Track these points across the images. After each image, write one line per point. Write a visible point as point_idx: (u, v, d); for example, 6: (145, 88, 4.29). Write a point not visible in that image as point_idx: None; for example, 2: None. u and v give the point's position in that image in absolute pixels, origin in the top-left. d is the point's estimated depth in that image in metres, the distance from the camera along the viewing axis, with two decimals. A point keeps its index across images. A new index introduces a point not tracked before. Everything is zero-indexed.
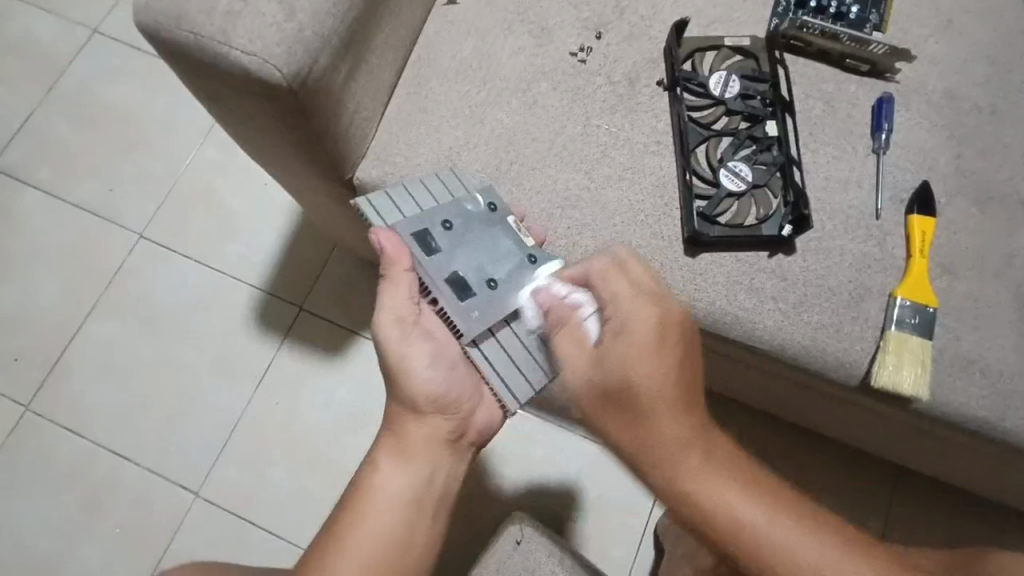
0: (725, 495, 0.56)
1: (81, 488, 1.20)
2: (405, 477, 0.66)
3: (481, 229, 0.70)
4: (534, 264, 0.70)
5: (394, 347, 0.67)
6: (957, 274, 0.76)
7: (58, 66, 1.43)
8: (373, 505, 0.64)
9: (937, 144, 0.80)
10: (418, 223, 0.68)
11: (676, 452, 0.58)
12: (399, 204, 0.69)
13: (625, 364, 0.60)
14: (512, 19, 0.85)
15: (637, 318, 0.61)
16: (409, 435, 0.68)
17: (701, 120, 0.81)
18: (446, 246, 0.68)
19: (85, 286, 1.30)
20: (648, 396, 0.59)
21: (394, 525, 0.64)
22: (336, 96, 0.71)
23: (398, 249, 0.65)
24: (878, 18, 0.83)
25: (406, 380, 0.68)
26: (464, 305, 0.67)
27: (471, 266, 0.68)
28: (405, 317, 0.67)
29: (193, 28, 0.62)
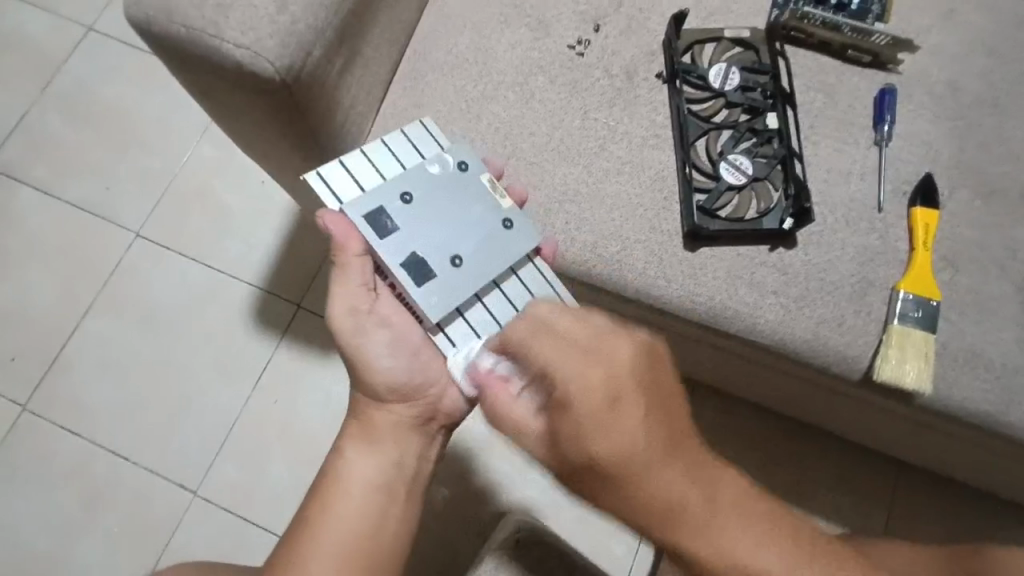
0: (744, 559, 0.49)
1: (80, 487, 1.20)
2: (373, 466, 0.67)
3: (446, 196, 0.67)
4: (509, 228, 0.68)
5: (351, 338, 0.67)
6: (960, 267, 0.75)
7: (53, 64, 1.42)
8: (344, 494, 0.65)
9: (940, 136, 0.79)
10: (372, 201, 0.65)
11: (675, 514, 0.50)
12: (357, 182, 0.67)
13: (586, 440, 0.51)
14: (508, 13, 0.84)
15: (581, 385, 0.53)
16: (375, 423, 0.68)
17: (700, 112, 0.80)
18: (403, 224, 0.65)
19: (82, 285, 1.30)
20: (622, 467, 0.50)
21: (367, 511, 0.65)
22: (330, 90, 0.70)
23: (347, 233, 0.64)
24: (879, 8, 0.82)
25: (366, 370, 0.68)
26: (423, 290, 0.64)
27: (432, 242, 0.65)
28: (359, 306, 0.67)
29: (184, 21, 0.61)
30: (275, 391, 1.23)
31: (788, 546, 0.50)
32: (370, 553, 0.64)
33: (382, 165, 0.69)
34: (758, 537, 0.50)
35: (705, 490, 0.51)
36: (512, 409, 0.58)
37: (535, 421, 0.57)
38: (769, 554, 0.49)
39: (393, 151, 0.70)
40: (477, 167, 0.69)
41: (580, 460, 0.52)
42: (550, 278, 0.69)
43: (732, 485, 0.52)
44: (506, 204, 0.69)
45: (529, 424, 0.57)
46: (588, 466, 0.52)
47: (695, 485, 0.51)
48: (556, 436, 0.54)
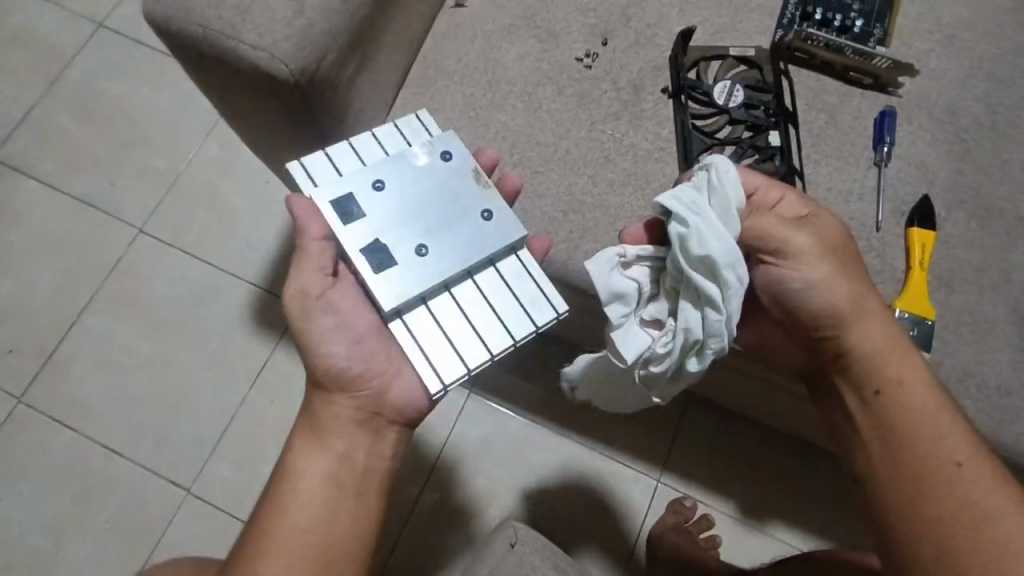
0: (912, 370, 0.65)
1: (73, 482, 1.20)
2: (322, 462, 0.67)
3: (421, 183, 0.67)
4: (488, 219, 0.66)
5: (301, 325, 0.68)
6: (955, 288, 0.76)
7: (62, 59, 1.43)
8: (292, 492, 0.65)
9: (939, 158, 0.80)
10: (342, 187, 0.65)
11: (873, 305, 0.66)
12: (336, 166, 0.68)
13: (837, 230, 0.66)
14: (518, 24, 0.86)
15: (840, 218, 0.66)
16: (320, 416, 0.68)
17: (705, 128, 0.82)
18: (370, 212, 0.65)
19: (83, 279, 1.30)
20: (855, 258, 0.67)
21: (315, 507, 0.65)
22: (342, 92, 0.71)
23: (306, 213, 0.65)
24: (881, 32, 0.84)
25: (313, 360, 0.68)
26: (378, 276, 0.63)
27: (397, 230, 0.65)
28: (309, 290, 0.67)
29: (202, 21, 0.62)
30: (273, 390, 1.23)
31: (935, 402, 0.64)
32: (324, 546, 0.63)
33: (366, 152, 0.69)
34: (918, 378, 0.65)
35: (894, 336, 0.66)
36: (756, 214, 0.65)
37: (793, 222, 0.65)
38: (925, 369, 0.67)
39: (380, 141, 0.70)
40: (464, 155, 0.68)
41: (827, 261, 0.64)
42: (535, 274, 0.67)
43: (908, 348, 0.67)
44: (489, 193, 0.67)
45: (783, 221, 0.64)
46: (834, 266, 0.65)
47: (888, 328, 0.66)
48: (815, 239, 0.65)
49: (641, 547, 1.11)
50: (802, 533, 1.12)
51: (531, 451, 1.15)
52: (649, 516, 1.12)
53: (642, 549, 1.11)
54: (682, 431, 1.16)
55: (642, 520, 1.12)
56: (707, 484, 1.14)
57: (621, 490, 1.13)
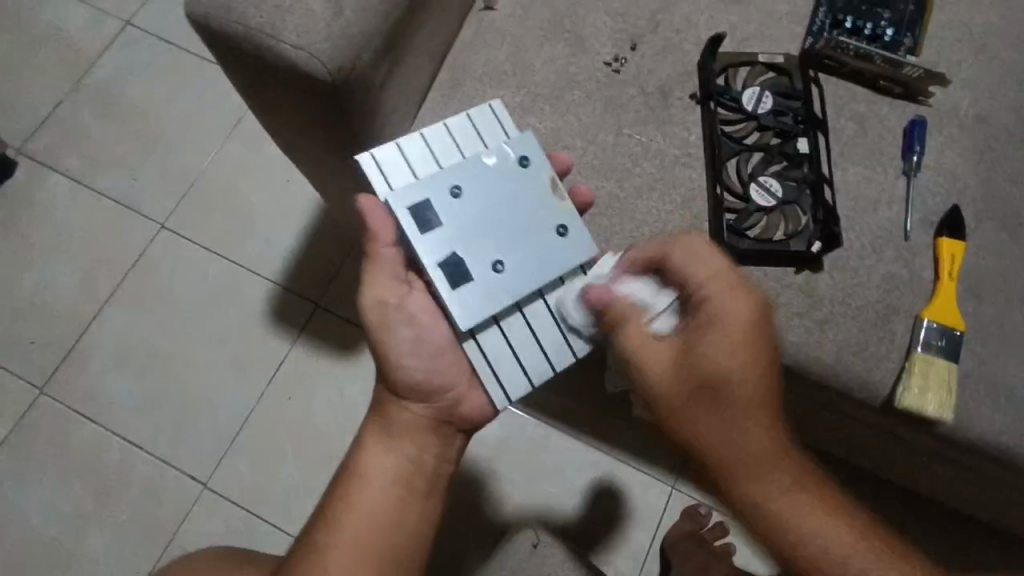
0: (788, 519, 0.58)
1: (92, 473, 1.21)
2: (388, 463, 0.68)
3: (498, 194, 0.66)
4: (563, 235, 0.66)
5: (379, 333, 0.68)
6: (984, 299, 0.76)
7: (89, 56, 1.45)
8: (362, 488, 0.66)
9: (969, 169, 0.80)
10: (420, 194, 0.65)
11: (746, 446, 0.58)
12: (412, 168, 0.67)
13: (705, 361, 0.58)
14: (547, 28, 0.86)
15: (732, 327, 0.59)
16: (394, 419, 0.69)
17: (733, 134, 0.82)
18: (448, 222, 0.65)
19: (106, 273, 1.32)
20: (737, 390, 0.58)
21: (384, 506, 0.66)
22: (376, 92, 0.71)
23: (380, 220, 0.65)
24: (912, 41, 0.84)
25: (388, 366, 0.69)
26: (456, 293, 0.64)
27: (471, 243, 0.65)
28: (387, 301, 0.67)
29: (242, 20, 0.63)
30: (290, 387, 1.24)
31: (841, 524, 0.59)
32: (385, 547, 0.64)
33: (439, 152, 0.68)
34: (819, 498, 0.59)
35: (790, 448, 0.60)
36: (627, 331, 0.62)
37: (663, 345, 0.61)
38: (821, 519, 0.58)
39: (454, 138, 0.69)
40: (540, 164, 0.67)
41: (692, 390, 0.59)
42: None
43: (807, 466, 0.60)
44: (564, 207, 0.67)
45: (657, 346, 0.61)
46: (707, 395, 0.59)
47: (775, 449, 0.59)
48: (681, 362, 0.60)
49: (655, 553, 1.11)
50: None
51: (549, 454, 1.15)
52: (664, 522, 1.12)
53: (657, 556, 1.11)
54: None
55: (657, 525, 1.12)
56: None
57: (637, 497, 1.13)
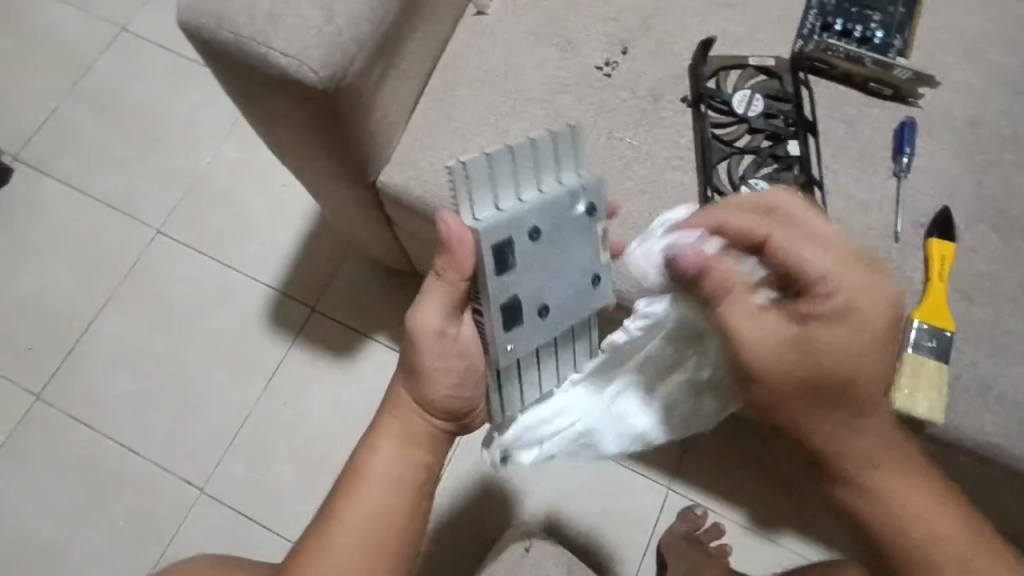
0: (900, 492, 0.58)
1: (88, 478, 1.21)
2: (403, 468, 0.66)
3: (568, 238, 0.62)
4: (596, 287, 0.64)
5: (428, 358, 0.65)
6: (975, 300, 0.76)
7: (86, 62, 1.45)
8: (375, 494, 0.64)
9: (959, 170, 0.80)
10: (503, 230, 0.58)
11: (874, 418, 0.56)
12: (494, 190, 0.59)
13: (849, 331, 0.53)
14: (539, 32, 0.87)
15: (852, 303, 0.52)
16: (417, 431, 0.67)
17: (724, 137, 0.82)
18: (522, 264, 0.60)
19: (103, 278, 1.32)
20: (868, 367, 0.53)
21: (396, 512, 0.64)
22: (367, 98, 0.72)
23: (464, 251, 0.59)
24: (901, 43, 0.84)
25: (426, 381, 0.66)
26: (505, 337, 0.61)
27: (531, 287, 0.61)
28: (446, 331, 0.64)
29: (234, 29, 0.63)
30: (286, 391, 1.24)
31: (932, 502, 0.59)
32: (394, 548, 0.64)
33: (518, 172, 0.60)
34: (912, 480, 0.58)
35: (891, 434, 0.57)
36: (733, 314, 0.55)
37: (771, 324, 0.54)
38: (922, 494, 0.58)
39: (538, 160, 0.60)
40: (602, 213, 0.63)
41: (803, 376, 0.53)
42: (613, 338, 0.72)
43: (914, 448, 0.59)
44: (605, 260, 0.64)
45: (757, 325, 0.54)
46: (822, 382, 0.54)
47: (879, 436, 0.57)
48: (796, 341, 0.53)
49: (652, 552, 1.13)
50: (809, 541, 1.13)
51: None
52: (659, 522, 1.14)
53: (653, 555, 1.13)
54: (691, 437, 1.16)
55: (654, 525, 1.14)
56: (714, 492, 1.15)
57: (632, 498, 1.15)
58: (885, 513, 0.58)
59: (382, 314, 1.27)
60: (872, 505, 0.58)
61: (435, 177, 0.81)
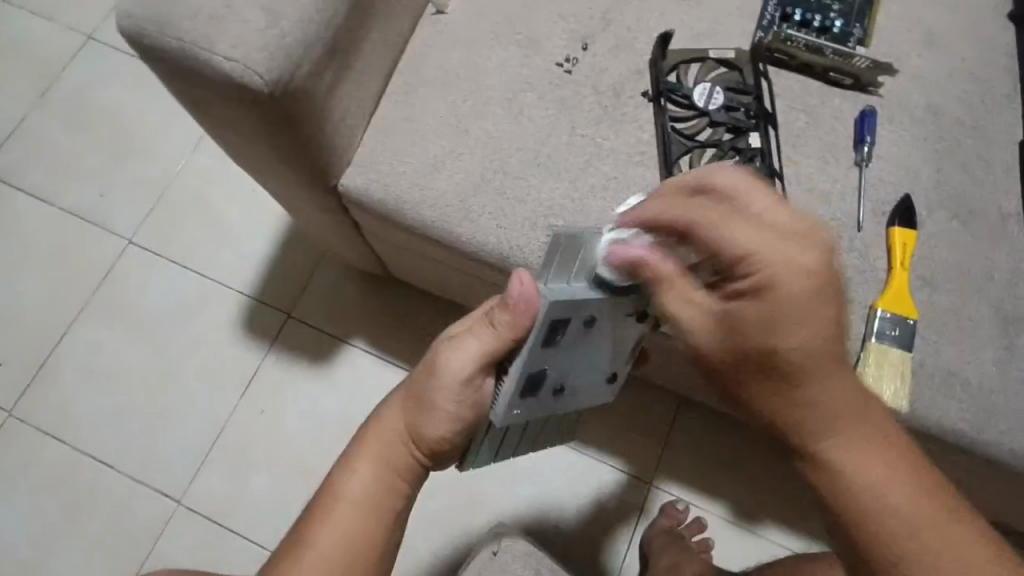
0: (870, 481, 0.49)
1: (63, 494, 1.20)
2: (377, 494, 0.63)
3: (611, 332, 0.61)
4: (608, 383, 0.67)
5: (443, 394, 0.62)
6: (938, 288, 0.76)
7: (51, 71, 1.43)
8: (349, 512, 0.61)
9: (920, 158, 0.80)
10: (566, 310, 0.55)
11: (828, 405, 0.49)
12: (575, 266, 0.57)
13: (771, 314, 0.48)
14: (499, 30, 0.86)
15: (791, 263, 0.47)
16: (401, 459, 0.64)
17: (685, 131, 0.82)
18: (567, 343, 0.58)
19: (73, 291, 1.30)
20: (804, 348, 0.48)
21: (365, 535, 0.61)
22: (320, 102, 0.71)
23: (525, 309, 0.56)
24: (861, 31, 0.85)
25: (429, 413, 0.63)
26: (516, 404, 0.57)
27: (558, 368, 0.59)
28: (473, 377, 0.61)
29: (176, 34, 0.62)
30: (262, 399, 1.23)
31: (896, 491, 0.49)
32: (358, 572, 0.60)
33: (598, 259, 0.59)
34: (893, 464, 0.50)
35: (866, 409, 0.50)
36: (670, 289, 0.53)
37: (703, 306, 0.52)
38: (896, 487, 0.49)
39: None
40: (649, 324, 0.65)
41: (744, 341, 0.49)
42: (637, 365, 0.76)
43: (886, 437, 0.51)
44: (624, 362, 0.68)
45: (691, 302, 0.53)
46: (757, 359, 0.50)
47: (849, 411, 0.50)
48: (723, 316, 0.51)
49: (635, 549, 1.12)
50: (791, 532, 1.13)
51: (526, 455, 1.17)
52: (641, 519, 1.14)
53: (635, 552, 1.12)
54: (671, 432, 1.17)
55: (636, 521, 1.13)
56: (697, 489, 1.15)
57: (614, 495, 1.15)
58: (853, 497, 0.49)
59: (358, 318, 1.26)
60: (839, 487, 0.50)
61: (397, 179, 0.81)
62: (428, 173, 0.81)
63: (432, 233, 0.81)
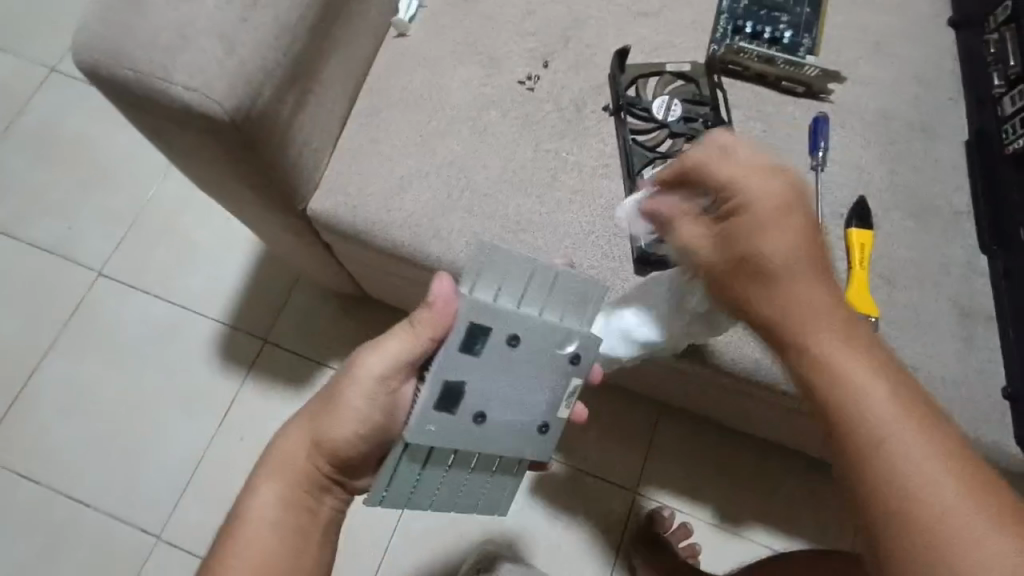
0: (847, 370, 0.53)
1: (37, 536, 1.16)
2: (287, 505, 0.66)
3: (537, 362, 0.64)
4: (542, 432, 0.66)
5: (354, 396, 0.66)
6: (897, 285, 0.78)
7: (13, 106, 1.41)
8: (259, 526, 0.64)
9: (873, 160, 0.83)
10: (483, 319, 0.61)
11: (802, 296, 0.57)
12: (503, 281, 0.62)
13: (749, 228, 0.58)
14: (460, 51, 0.87)
15: (767, 190, 0.57)
16: (308, 468, 0.68)
17: (646, 143, 0.83)
18: (487, 359, 0.62)
19: (41, 328, 1.28)
20: (774, 253, 0.57)
21: (277, 548, 0.64)
22: (283, 127, 0.71)
23: (446, 307, 0.62)
24: (810, 42, 0.87)
25: (336, 416, 0.67)
26: (430, 411, 0.61)
27: (478, 389, 0.62)
28: (388, 377, 0.66)
29: (133, 65, 0.62)
30: (241, 427, 1.21)
31: (872, 384, 0.52)
32: None
33: (534, 283, 0.63)
34: (874, 369, 0.53)
35: (843, 319, 0.56)
36: (686, 221, 0.64)
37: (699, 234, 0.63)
38: (875, 380, 0.52)
39: (556, 292, 0.64)
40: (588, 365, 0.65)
41: (743, 255, 0.59)
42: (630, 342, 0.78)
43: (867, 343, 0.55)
44: (563, 414, 0.66)
45: (700, 230, 0.63)
46: (742, 267, 0.59)
47: (830, 319, 0.56)
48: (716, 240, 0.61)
49: (623, 559, 1.12)
50: (775, 532, 1.14)
51: None
52: (629, 528, 1.14)
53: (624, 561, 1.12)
54: (653, 437, 1.18)
55: (622, 532, 1.14)
56: (680, 492, 1.16)
57: (601, 507, 1.15)
58: (834, 390, 0.53)
59: (337, 340, 1.25)
60: (821, 379, 0.54)
61: (365, 201, 0.81)
62: (396, 194, 0.81)
63: (402, 253, 0.82)
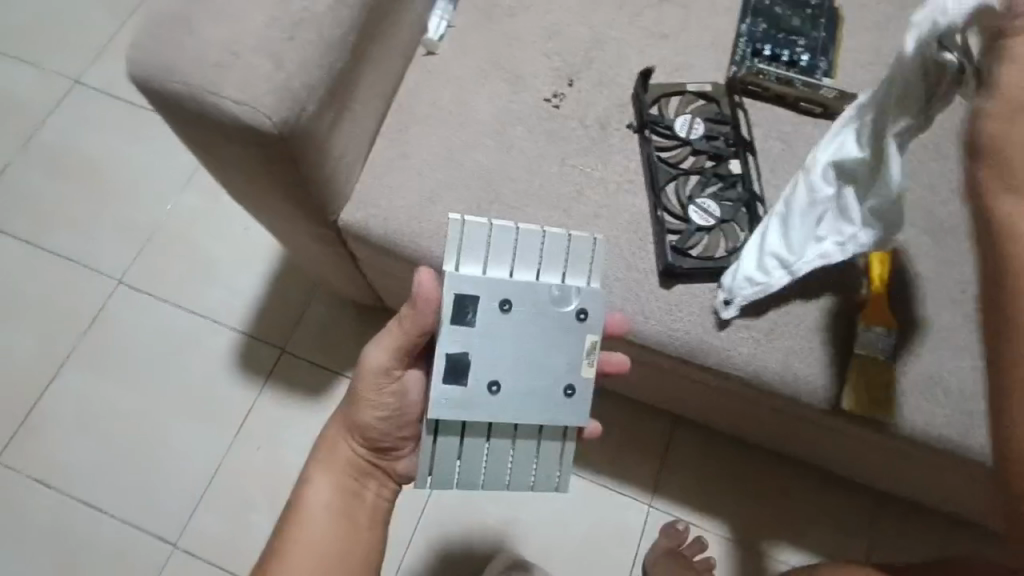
0: None
1: (54, 543, 1.17)
2: (333, 496, 0.76)
3: (535, 322, 0.66)
4: (569, 395, 0.67)
5: (367, 389, 0.74)
6: (915, 299, 0.81)
7: (38, 117, 1.44)
8: (310, 517, 0.74)
9: None
10: (471, 290, 0.65)
11: None
12: (487, 251, 0.66)
13: None
14: (487, 69, 0.90)
15: None
16: (346, 460, 0.77)
17: (670, 160, 0.86)
18: (486, 329, 0.65)
19: (62, 336, 1.29)
20: None
21: (328, 535, 0.73)
22: (323, 140, 0.74)
23: (427, 296, 0.67)
24: (827, 65, 0.90)
25: (358, 410, 0.76)
26: (442, 386, 0.64)
27: (484, 360, 0.65)
28: (391, 368, 0.73)
29: (185, 80, 0.65)
30: (260, 436, 1.22)
31: None
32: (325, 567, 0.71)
33: (521, 252, 0.67)
34: None
35: None
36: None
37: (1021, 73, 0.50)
38: None
39: (544, 253, 0.67)
40: (596, 321, 0.67)
41: None
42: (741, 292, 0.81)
43: None
44: (587, 371, 0.67)
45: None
46: None
47: None
48: None
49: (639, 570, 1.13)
50: (787, 545, 1.14)
51: None
52: (644, 539, 1.15)
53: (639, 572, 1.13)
54: (668, 449, 1.19)
55: (637, 543, 1.14)
56: (693, 505, 1.16)
57: (616, 518, 1.16)
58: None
59: (354, 350, 1.27)
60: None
61: (396, 213, 0.83)
62: (426, 206, 0.84)
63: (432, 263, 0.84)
